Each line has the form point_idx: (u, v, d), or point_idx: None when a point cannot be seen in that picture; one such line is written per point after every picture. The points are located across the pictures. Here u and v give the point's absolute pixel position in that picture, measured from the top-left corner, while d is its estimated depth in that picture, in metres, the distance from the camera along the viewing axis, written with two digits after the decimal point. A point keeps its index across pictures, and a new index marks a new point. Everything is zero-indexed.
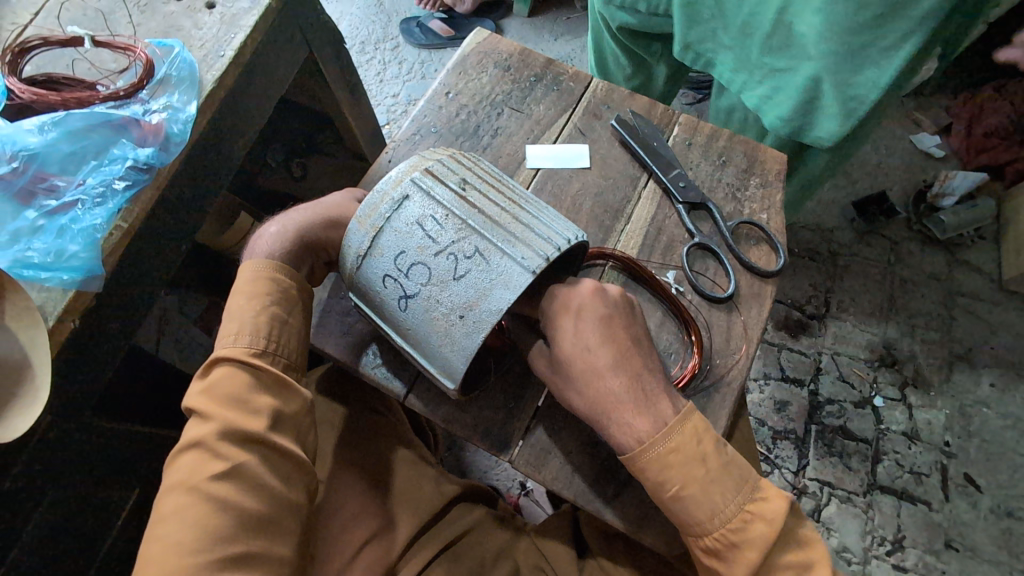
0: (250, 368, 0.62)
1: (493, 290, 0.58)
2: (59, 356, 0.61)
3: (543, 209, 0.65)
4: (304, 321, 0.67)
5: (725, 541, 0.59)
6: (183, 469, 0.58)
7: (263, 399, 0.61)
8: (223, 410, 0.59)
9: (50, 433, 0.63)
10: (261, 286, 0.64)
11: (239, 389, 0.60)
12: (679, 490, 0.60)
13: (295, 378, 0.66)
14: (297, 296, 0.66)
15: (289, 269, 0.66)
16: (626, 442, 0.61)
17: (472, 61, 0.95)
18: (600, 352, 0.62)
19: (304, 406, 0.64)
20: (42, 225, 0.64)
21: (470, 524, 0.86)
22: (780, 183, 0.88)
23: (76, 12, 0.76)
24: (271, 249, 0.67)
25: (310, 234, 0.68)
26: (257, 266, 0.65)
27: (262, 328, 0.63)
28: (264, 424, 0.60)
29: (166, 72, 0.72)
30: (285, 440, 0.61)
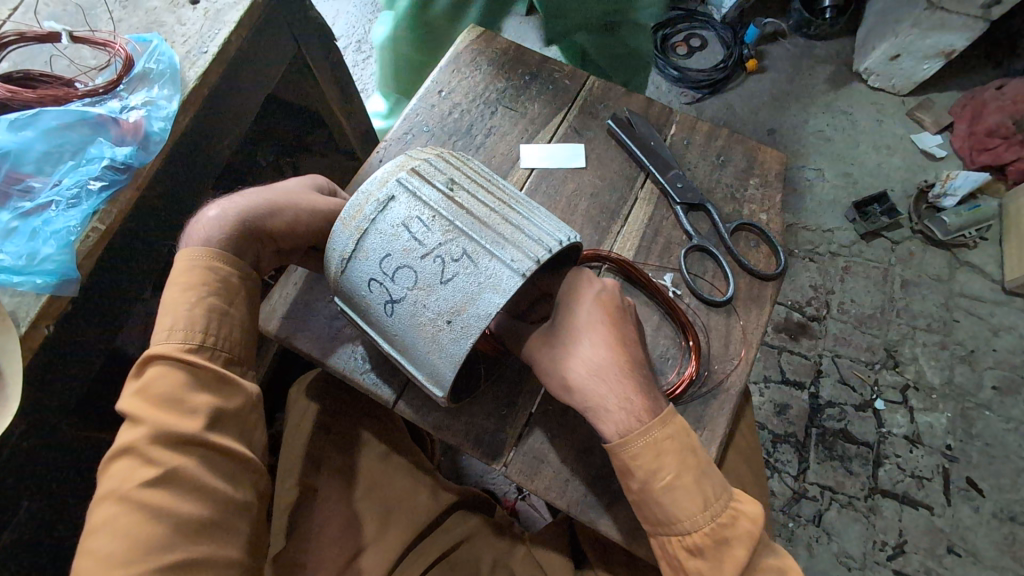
0: (185, 366, 0.59)
1: (481, 295, 0.55)
2: (33, 363, 0.59)
3: (535, 210, 0.62)
4: (246, 312, 0.65)
5: (713, 537, 0.59)
6: (116, 477, 0.55)
7: (198, 398, 0.58)
8: (155, 411, 0.57)
9: (26, 442, 0.61)
10: (195, 276, 0.62)
11: (172, 389, 0.58)
12: (672, 480, 0.59)
13: (238, 373, 0.63)
14: (239, 286, 0.64)
15: (229, 258, 0.63)
16: (624, 419, 0.60)
17: (465, 58, 0.93)
18: (609, 328, 0.62)
19: (247, 401, 0.62)
20: (16, 227, 0.61)
21: (465, 533, 0.85)
22: (779, 184, 0.86)
23: (55, 7, 0.74)
24: (210, 235, 0.63)
25: (253, 219, 0.64)
26: (195, 255, 0.62)
27: (197, 322, 0.60)
28: (201, 424, 0.57)
29: (145, 68, 0.69)
30: (225, 438, 0.59)
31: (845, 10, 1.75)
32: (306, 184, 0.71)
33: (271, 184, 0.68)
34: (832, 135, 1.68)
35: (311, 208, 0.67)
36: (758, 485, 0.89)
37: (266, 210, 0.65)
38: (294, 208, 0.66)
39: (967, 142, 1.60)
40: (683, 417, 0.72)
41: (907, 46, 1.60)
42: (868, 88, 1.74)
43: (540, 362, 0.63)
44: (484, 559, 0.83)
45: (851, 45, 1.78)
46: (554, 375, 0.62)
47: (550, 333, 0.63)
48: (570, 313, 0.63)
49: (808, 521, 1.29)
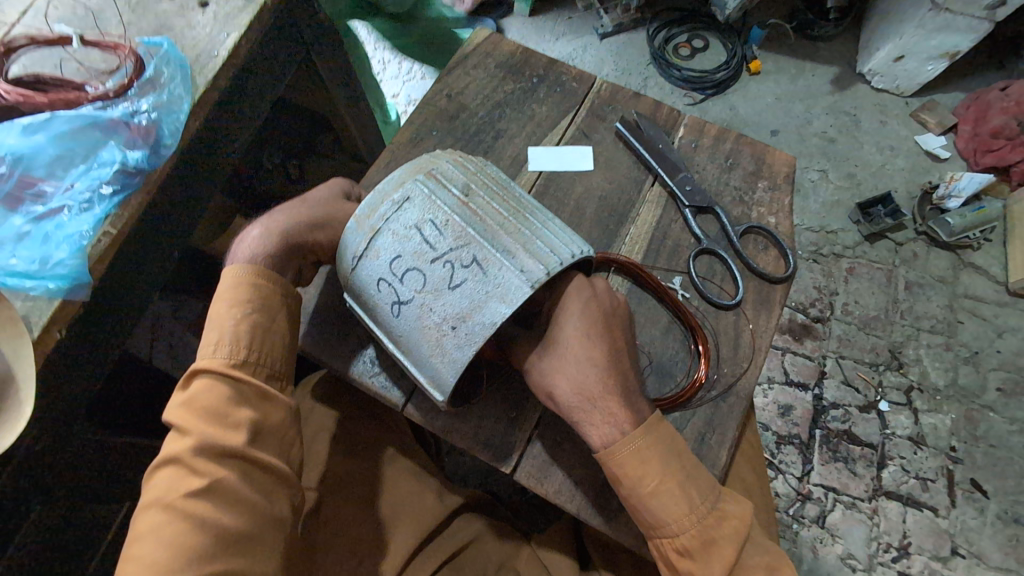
0: (231, 380, 0.59)
1: (488, 303, 0.55)
2: (44, 367, 0.58)
3: (549, 221, 0.62)
4: (288, 327, 0.64)
5: (701, 538, 0.59)
6: (161, 485, 0.55)
7: (242, 412, 0.58)
8: (201, 423, 0.57)
9: (36, 448, 0.60)
10: (241, 293, 0.62)
11: (218, 402, 0.58)
12: (657, 486, 0.60)
13: (278, 388, 0.63)
14: (281, 301, 0.64)
15: (273, 274, 0.64)
16: (608, 432, 0.61)
17: (472, 61, 0.93)
18: (595, 339, 0.62)
19: (287, 416, 0.62)
20: (28, 231, 0.61)
21: (473, 537, 0.85)
22: (788, 186, 0.86)
23: (65, 10, 0.74)
24: (253, 252, 0.64)
25: (293, 237, 0.65)
26: (239, 272, 0.63)
27: (242, 338, 0.60)
28: (243, 437, 0.57)
29: (157, 70, 0.69)
30: (266, 453, 0.59)
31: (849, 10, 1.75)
32: (336, 191, 0.71)
33: (300, 197, 0.69)
34: (835, 136, 1.68)
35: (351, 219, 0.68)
36: (763, 488, 0.89)
37: (307, 226, 0.66)
38: (333, 221, 0.67)
39: (971, 143, 1.60)
40: (691, 421, 0.72)
41: (912, 47, 1.59)
42: (872, 89, 1.73)
43: (532, 377, 0.64)
44: (490, 562, 0.83)
45: (855, 46, 1.78)
46: (540, 385, 0.63)
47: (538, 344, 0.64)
48: (558, 325, 0.63)
49: (812, 522, 1.29)
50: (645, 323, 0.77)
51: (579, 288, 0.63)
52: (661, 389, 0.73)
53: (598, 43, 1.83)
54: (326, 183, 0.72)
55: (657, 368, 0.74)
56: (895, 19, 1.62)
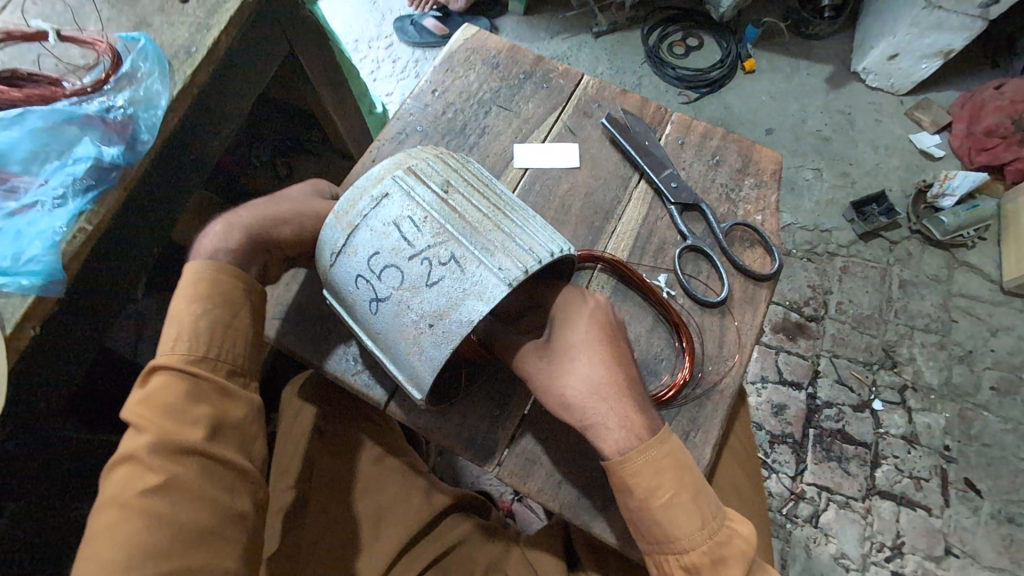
0: (191, 377, 0.58)
1: (465, 301, 0.55)
2: (16, 365, 0.58)
3: (530, 218, 0.62)
4: (252, 322, 0.64)
5: (712, 556, 0.58)
6: (116, 484, 0.54)
7: (200, 408, 0.57)
8: (158, 420, 0.56)
9: (10, 443, 0.60)
10: (203, 287, 0.61)
11: (175, 399, 0.57)
12: (670, 498, 0.59)
13: (241, 384, 0.62)
14: (243, 296, 0.63)
15: (236, 270, 0.63)
16: (624, 439, 0.60)
17: (459, 58, 0.93)
18: (603, 342, 0.63)
19: (249, 411, 0.61)
20: (1, 227, 0.60)
21: (460, 536, 0.84)
22: (775, 184, 0.85)
23: (43, 6, 0.73)
24: (219, 244, 0.63)
25: (258, 232, 0.64)
26: (201, 267, 0.62)
27: (202, 333, 0.59)
28: (201, 433, 0.56)
29: (134, 66, 0.68)
30: (226, 448, 0.58)
31: (842, 8, 1.75)
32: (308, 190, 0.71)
33: (272, 195, 0.69)
34: (829, 135, 1.67)
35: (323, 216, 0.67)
36: (753, 487, 0.89)
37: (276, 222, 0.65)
38: (301, 218, 0.67)
39: (965, 141, 1.60)
40: (676, 420, 0.71)
41: (905, 46, 1.59)
42: (867, 88, 1.73)
43: (539, 381, 0.62)
44: (478, 562, 0.82)
45: (849, 44, 1.78)
46: (552, 390, 0.62)
47: (547, 347, 0.64)
48: (568, 330, 0.64)
49: (805, 522, 1.28)
50: (629, 320, 0.76)
51: (571, 299, 0.66)
52: (645, 388, 0.73)
53: (593, 41, 1.82)
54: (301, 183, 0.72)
55: (641, 366, 0.74)
56: (888, 17, 1.61)
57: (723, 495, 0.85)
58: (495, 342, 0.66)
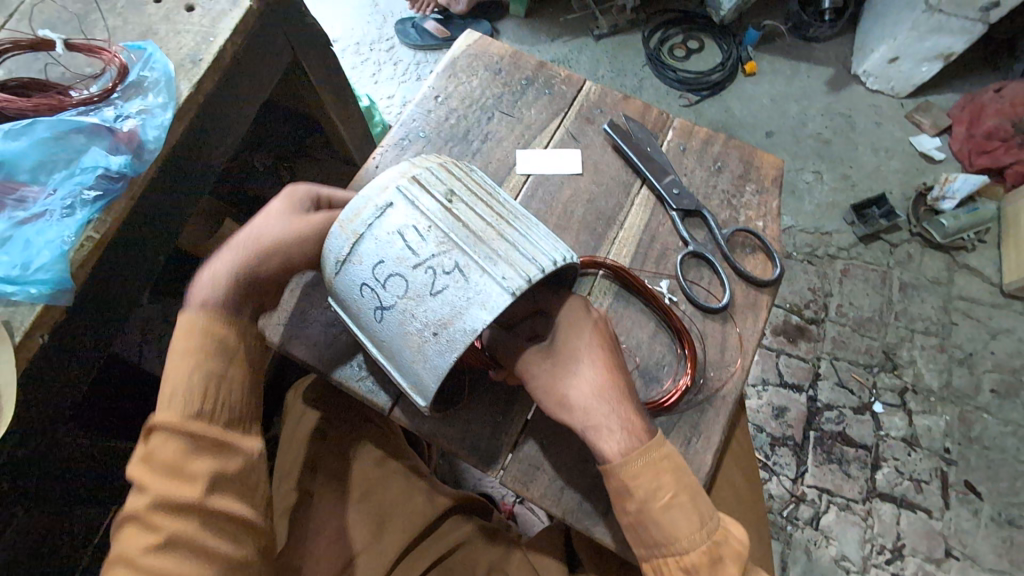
0: (184, 433, 0.59)
1: (469, 310, 0.55)
2: (25, 372, 0.58)
3: (533, 227, 0.62)
4: (247, 369, 0.64)
5: (710, 556, 0.60)
6: (125, 541, 0.57)
7: (197, 465, 0.58)
8: (158, 479, 0.57)
9: (20, 451, 0.60)
10: (196, 344, 0.62)
11: (172, 456, 0.58)
12: (670, 498, 0.61)
13: (239, 433, 0.63)
14: (238, 347, 0.64)
15: (229, 322, 0.64)
16: (625, 438, 0.61)
17: (462, 64, 0.93)
18: (606, 351, 0.65)
19: (248, 461, 0.62)
20: (9, 236, 0.61)
21: (462, 539, 0.85)
22: (776, 189, 0.86)
23: (50, 14, 0.74)
24: (209, 298, 0.63)
25: (247, 278, 0.64)
26: (193, 323, 0.62)
27: (195, 389, 0.60)
28: (199, 490, 0.58)
29: (140, 76, 0.69)
30: (226, 501, 0.59)
31: (843, 12, 1.75)
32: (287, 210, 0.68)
33: (248, 227, 0.67)
34: (830, 138, 1.67)
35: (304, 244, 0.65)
36: (753, 490, 0.89)
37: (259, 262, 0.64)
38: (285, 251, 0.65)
39: (965, 144, 1.60)
40: (679, 425, 0.72)
41: (906, 49, 1.59)
42: (867, 91, 1.73)
43: (544, 384, 0.63)
44: (480, 565, 0.83)
45: (850, 47, 1.78)
46: (554, 391, 0.62)
47: (552, 349, 0.64)
48: (573, 336, 0.65)
49: (805, 524, 1.29)
50: (631, 326, 0.76)
51: (574, 308, 0.66)
52: (647, 394, 0.73)
53: (594, 44, 1.82)
54: (279, 200, 0.69)
55: (643, 371, 0.74)
56: (889, 21, 1.62)
57: (723, 498, 0.86)
58: (498, 349, 0.66)
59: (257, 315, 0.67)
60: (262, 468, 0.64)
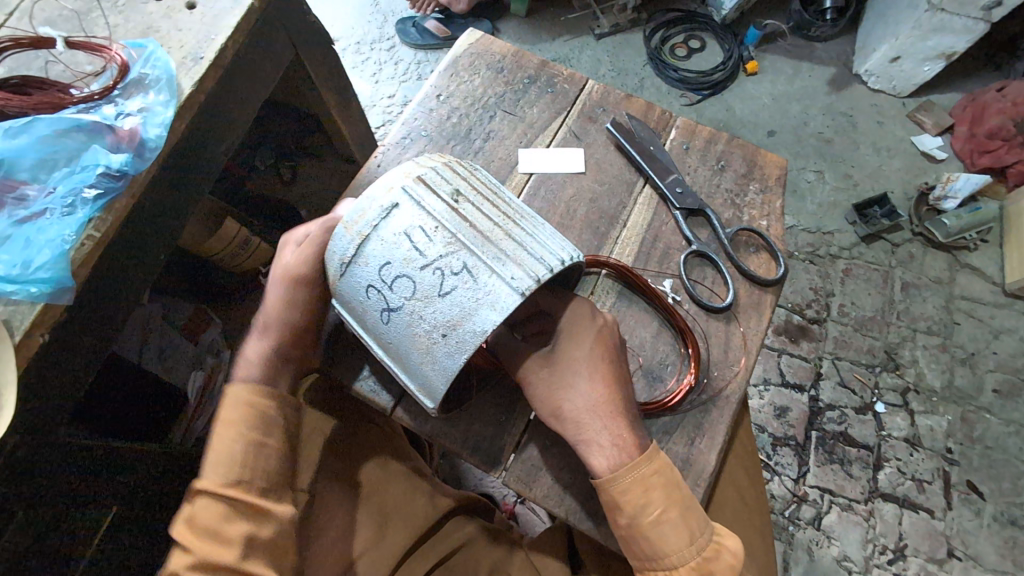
0: (225, 498, 0.61)
1: (478, 311, 0.55)
2: (25, 371, 0.58)
3: (539, 226, 0.62)
4: (285, 435, 0.66)
5: (700, 571, 0.60)
6: None
7: (234, 528, 0.60)
8: (199, 543, 0.59)
9: (20, 451, 0.59)
10: (239, 412, 0.64)
11: (213, 519, 0.60)
12: (659, 514, 0.60)
13: (275, 499, 0.64)
14: (277, 413, 0.66)
15: (271, 390, 0.66)
16: (615, 454, 0.61)
17: (464, 63, 0.93)
18: (607, 362, 0.64)
19: (282, 527, 0.63)
20: (8, 234, 0.60)
21: (464, 540, 0.85)
22: (780, 189, 0.86)
23: (51, 12, 0.73)
24: (256, 366, 0.66)
25: (284, 346, 0.67)
26: (239, 393, 0.64)
27: (235, 457, 0.62)
28: (235, 554, 0.59)
29: (141, 74, 0.68)
30: (259, 567, 0.60)
31: (845, 11, 1.75)
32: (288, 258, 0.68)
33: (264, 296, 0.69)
34: (831, 137, 1.67)
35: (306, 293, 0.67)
36: (756, 490, 0.89)
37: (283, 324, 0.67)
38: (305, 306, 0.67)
39: (967, 143, 1.60)
40: (682, 425, 0.72)
41: (908, 48, 1.59)
42: (869, 90, 1.73)
43: (541, 394, 0.63)
44: (481, 566, 0.83)
45: (852, 46, 1.78)
46: (550, 401, 0.63)
47: (552, 356, 0.64)
48: (570, 345, 0.64)
49: (807, 524, 1.28)
50: (635, 326, 0.76)
51: (578, 311, 0.65)
52: (650, 393, 0.73)
53: (595, 43, 1.82)
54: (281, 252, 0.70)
55: (647, 371, 0.74)
56: (891, 20, 1.62)
57: (725, 498, 0.86)
58: (501, 350, 0.66)
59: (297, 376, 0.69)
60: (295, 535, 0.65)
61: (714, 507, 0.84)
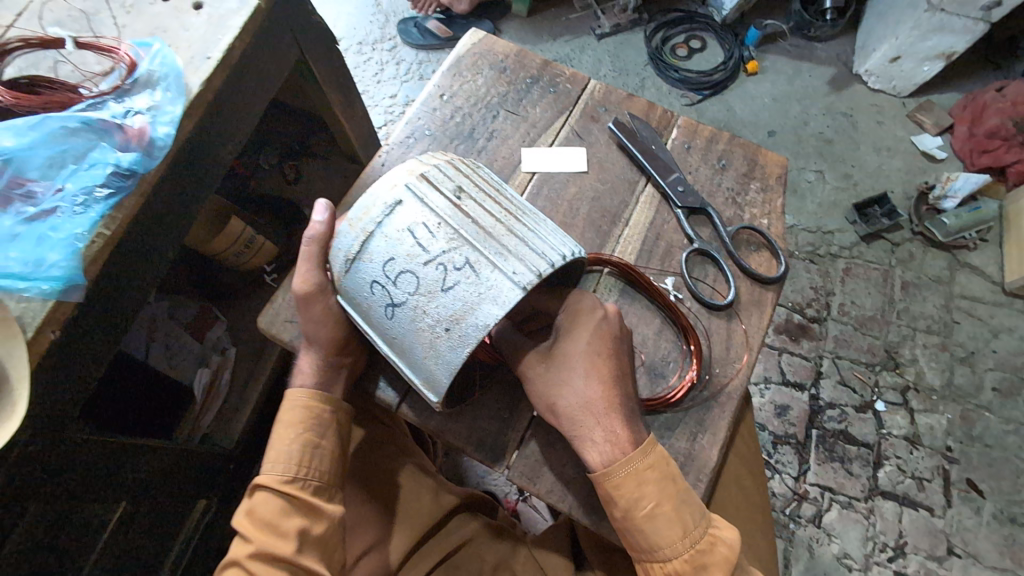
0: (283, 495, 0.66)
1: (480, 305, 0.56)
2: (38, 368, 0.59)
3: (541, 222, 0.63)
4: (338, 438, 0.70)
5: (693, 563, 0.61)
6: None
7: (290, 523, 0.65)
8: (260, 533, 0.65)
9: (32, 446, 0.60)
10: (298, 416, 0.68)
11: (272, 513, 0.65)
12: (653, 509, 0.61)
13: (326, 497, 0.69)
14: (330, 417, 0.70)
15: (328, 397, 0.69)
16: (608, 451, 0.62)
17: (466, 62, 0.93)
18: (606, 360, 0.64)
19: (332, 524, 0.68)
20: (21, 233, 0.61)
21: (467, 537, 0.85)
22: (781, 188, 0.86)
23: (60, 12, 0.74)
24: (312, 376, 0.69)
25: (336, 355, 0.69)
26: (298, 399, 0.69)
27: (294, 456, 0.67)
28: (292, 547, 0.64)
29: (148, 70, 0.69)
30: (311, 559, 0.65)
31: (845, 11, 1.75)
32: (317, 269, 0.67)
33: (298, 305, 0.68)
34: (831, 137, 1.68)
35: (323, 309, 0.67)
36: (756, 487, 0.90)
37: (328, 338, 0.68)
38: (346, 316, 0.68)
39: (967, 143, 1.61)
40: (684, 421, 0.72)
41: (907, 48, 1.60)
42: (868, 90, 1.74)
43: (536, 389, 0.64)
44: (485, 562, 0.83)
45: (852, 46, 1.78)
46: (543, 398, 0.63)
47: (549, 353, 0.65)
48: (569, 340, 0.65)
49: (808, 522, 1.29)
50: (637, 322, 0.77)
51: (579, 302, 0.66)
52: (652, 389, 0.74)
53: (596, 43, 1.82)
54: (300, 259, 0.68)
55: (649, 367, 0.75)
56: (890, 20, 1.62)
57: (726, 494, 0.86)
58: (504, 347, 0.66)
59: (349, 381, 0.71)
60: (341, 532, 0.70)
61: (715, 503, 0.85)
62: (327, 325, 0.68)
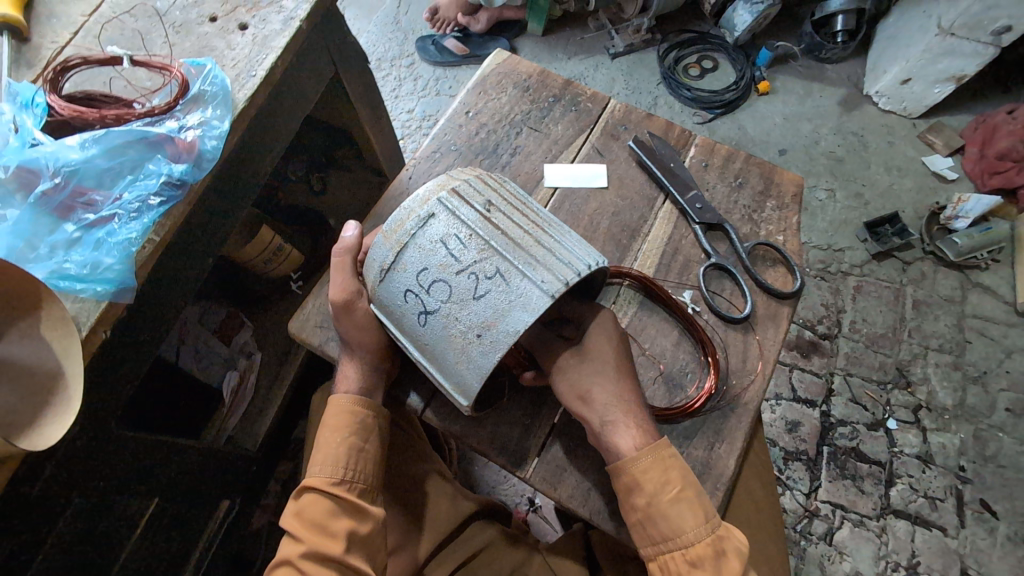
0: (332, 496, 0.70)
1: (512, 312, 0.58)
2: (90, 365, 0.62)
3: (567, 234, 0.65)
4: (380, 443, 0.73)
5: (714, 548, 0.62)
6: None
7: (339, 524, 0.68)
8: (309, 533, 0.68)
9: (78, 441, 0.62)
10: (344, 420, 0.71)
11: (321, 514, 0.69)
12: (677, 493, 0.63)
13: (370, 499, 0.72)
14: (374, 423, 0.72)
15: (372, 402, 0.72)
16: (636, 448, 0.64)
17: (492, 81, 0.97)
18: (619, 360, 0.68)
19: (375, 526, 0.71)
20: (79, 238, 0.66)
21: (484, 543, 0.87)
22: (796, 206, 0.89)
23: (113, 32, 0.79)
24: (355, 381, 0.71)
25: (369, 362, 0.72)
26: (343, 404, 0.71)
27: (341, 458, 0.70)
28: (340, 547, 0.67)
29: (200, 90, 0.73)
30: (357, 559, 0.68)
31: (856, 34, 1.78)
32: (352, 278, 0.71)
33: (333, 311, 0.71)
34: (843, 156, 1.70)
35: (359, 318, 0.70)
36: (769, 500, 0.91)
37: (371, 345, 0.71)
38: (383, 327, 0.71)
39: (978, 164, 1.63)
40: (702, 430, 0.74)
41: (918, 71, 1.63)
42: (879, 111, 1.76)
43: (571, 381, 0.66)
44: (502, 568, 0.85)
45: (863, 68, 1.81)
46: (577, 388, 0.66)
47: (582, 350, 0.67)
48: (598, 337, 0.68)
49: (819, 539, 1.29)
50: (655, 334, 0.79)
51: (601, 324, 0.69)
52: (671, 399, 0.76)
53: (609, 62, 1.87)
54: (332, 267, 0.72)
55: (667, 378, 0.77)
56: (902, 43, 1.66)
57: (739, 506, 0.88)
58: (538, 352, 0.69)
59: (385, 386, 0.74)
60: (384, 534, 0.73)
61: (728, 516, 0.86)
62: (367, 331, 0.71)
